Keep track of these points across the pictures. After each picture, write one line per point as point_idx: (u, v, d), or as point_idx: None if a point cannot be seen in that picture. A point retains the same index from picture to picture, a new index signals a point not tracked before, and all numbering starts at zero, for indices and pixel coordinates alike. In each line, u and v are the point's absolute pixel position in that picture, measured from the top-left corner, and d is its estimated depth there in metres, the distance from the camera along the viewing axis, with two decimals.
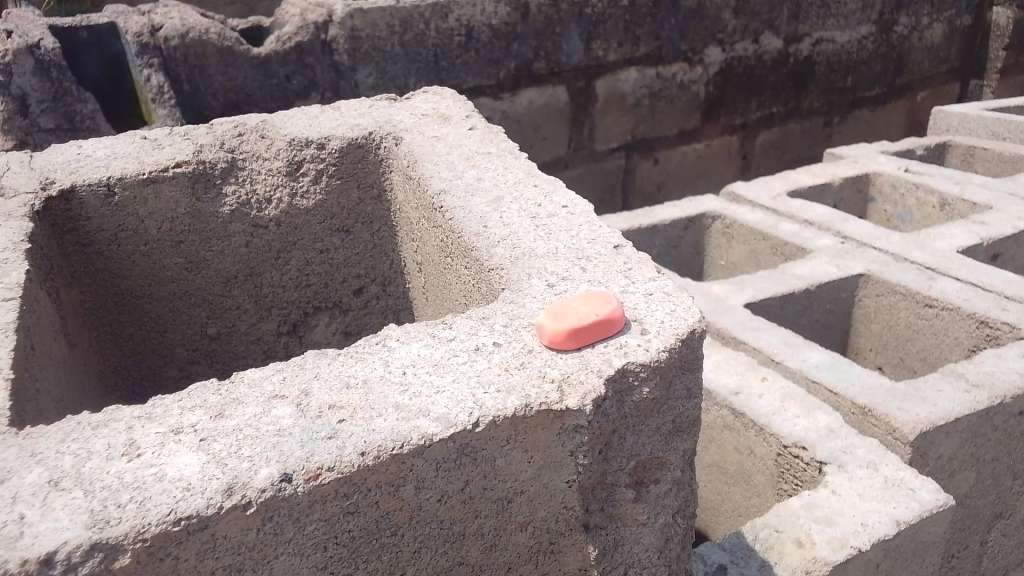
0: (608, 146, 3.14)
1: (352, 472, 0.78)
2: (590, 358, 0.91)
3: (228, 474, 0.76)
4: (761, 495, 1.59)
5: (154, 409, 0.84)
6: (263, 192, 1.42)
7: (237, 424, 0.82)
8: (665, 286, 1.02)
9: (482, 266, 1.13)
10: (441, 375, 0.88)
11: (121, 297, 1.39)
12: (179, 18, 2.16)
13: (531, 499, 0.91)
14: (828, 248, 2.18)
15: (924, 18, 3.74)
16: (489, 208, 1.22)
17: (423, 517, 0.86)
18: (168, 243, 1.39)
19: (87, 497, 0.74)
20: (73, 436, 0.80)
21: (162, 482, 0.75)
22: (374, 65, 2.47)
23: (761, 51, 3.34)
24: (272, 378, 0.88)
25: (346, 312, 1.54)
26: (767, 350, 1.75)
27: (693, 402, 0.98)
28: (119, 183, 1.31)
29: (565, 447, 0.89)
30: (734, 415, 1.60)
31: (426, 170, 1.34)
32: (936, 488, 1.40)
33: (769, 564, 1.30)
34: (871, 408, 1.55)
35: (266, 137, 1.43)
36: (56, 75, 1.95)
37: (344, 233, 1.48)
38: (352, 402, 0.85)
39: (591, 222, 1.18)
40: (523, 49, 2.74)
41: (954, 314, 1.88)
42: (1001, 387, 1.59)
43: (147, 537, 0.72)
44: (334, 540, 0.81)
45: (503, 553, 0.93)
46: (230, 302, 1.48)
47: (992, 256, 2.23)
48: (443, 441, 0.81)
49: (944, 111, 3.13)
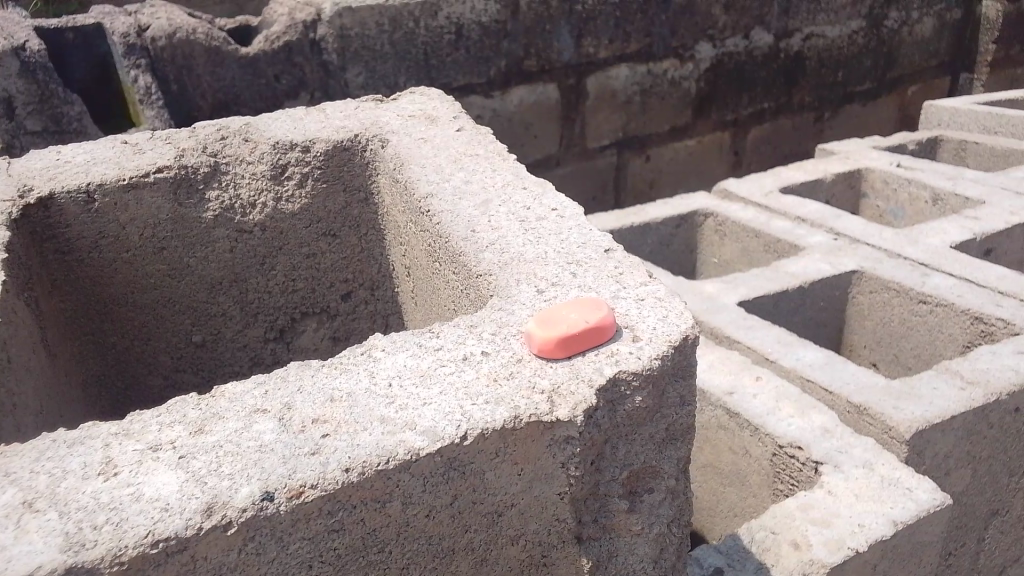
0: (600, 144, 3.12)
1: (336, 489, 0.76)
2: (580, 367, 0.89)
3: (208, 493, 0.74)
4: (756, 497, 1.57)
5: (132, 425, 0.81)
6: (247, 196, 1.39)
7: (217, 440, 0.79)
8: (657, 290, 1.00)
9: (470, 271, 1.10)
10: (428, 387, 0.86)
11: (102, 305, 1.36)
12: (166, 18, 2.13)
13: (522, 512, 0.89)
14: (821, 245, 2.16)
15: (914, 13, 3.73)
16: (477, 212, 1.20)
17: (412, 532, 0.83)
18: (150, 249, 1.36)
19: (62, 518, 0.71)
20: (48, 454, 0.78)
21: (140, 502, 0.73)
22: (363, 64, 2.45)
23: (752, 46, 3.33)
24: (254, 392, 0.86)
25: (334, 317, 1.52)
26: (761, 350, 1.73)
27: (686, 410, 0.96)
28: (99, 189, 1.28)
29: (556, 458, 0.87)
30: (728, 415, 1.58)
31: (412, 172, 1.32)
32: (933, 488, 1.38)
33: (766, 566, 1.28)
34: (866, 407, 1.54)
35: (249, 140, 1.40)
36: (42, 78, 1.92)
37: (331, 237, 1.46)
38: (336, 415, 0.82)
39: (581, 226, 1.15)
40: (513, 46, 2.72)
41: (949, 310, 1.86)
42: (997, 384, 1.58)
43: (124, 560, 0.69)
44: (320, 558, 0.79)
45: (495, 567, 0.91)
46: (215, 309, 1.45)
47: (986, 251, 2.22)
48: (430, 455, 0.79)
49: (935, 105, 3.11)
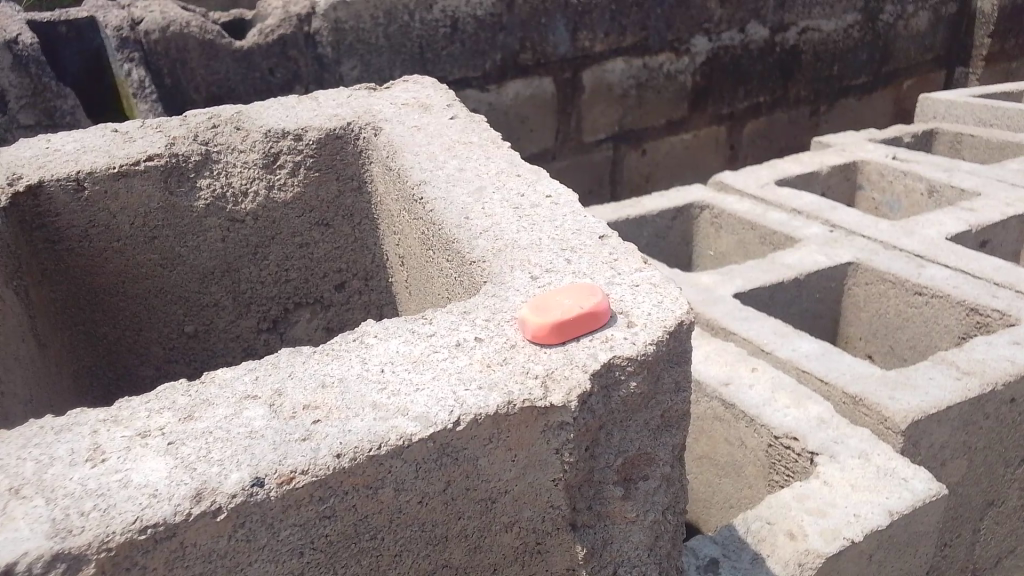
0: (596, 137, 3.11)
1: (327, 475, 0.75)
2: (575, 352, 0.88)
3: (197, 479, 0.73)
4: (753, 487, 1.56)
5: (120, 411, 0.80)
6: (239, 185, 1.38)
7: (207, 427, 0.78)
8: (653, 277, 0.99)
9: (464, 258, 1.10)
10: (421, 372, 0.85)
11: (93, 295, 1.36)
12: (159, 11, 2.11)
13: (516, 499, 0.88)
14: (817, 237, 2.16)
15: (910, 6, 3.73)
16: (470, 199, 1.19)
17: (405, 519, 0.83)
18: (141, 239, 1.35)
19: (49, 505, 0.70)
20: (35, 441, 0.77)
21: (128, 488, 0.72)
22: (359, 57, 2.43)
23: (748, 39, 3.31)
24: (244, 378, 0.85)
25: (327, 307, 1.51)
26: (757, 340, 1.72)
27: (681, 397, 0.96)
28: (88, 177, 1.26)
29: (549, 445, 0.86)
30: (724, 406, 1.57)
31: (406, 161, 1.30)
32: (929, 478, 1.38)
33: (761, 557, 1.28)
34: (862, 397, 1.53)
35: (241, 128, 1.39)
36: (35, 71, 1.90)
37: (323, 227, 1.45)
38: (327, 401, 0.81)
39: (575, 212, 1.14)
40: (509, 39, 2.70)
41: (944, 301, 1.86)
42: (993, 374, 1.57)
43: (111, 547, 0.68)
44: (311, 545, 0.78)
45: (489, 554, 0.90)
46: (207, 299, 1.44)
47: (981, 242, 2.21)
48: (422, 441, 0.78)
49: (931, 98, 3.11)
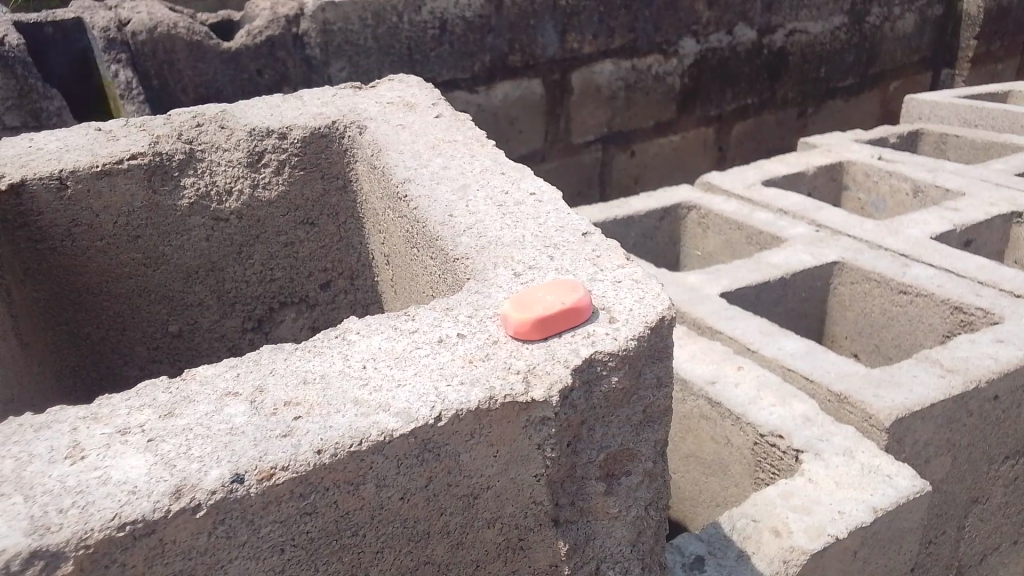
0: (585, 139, 3.12)
1: (308, 472, 0.75)
2: (557, 348, 0.88)
3: (177, 475, 0.72)
4: (739, 485, 1.57)
5: (101, 408, 0.80)
6: (223, 183, 1.37)
7: (187, 424, 0.78)
8: (634, 273, 1.00)
9: (448, 255, 1.10)
10: (402, 368, 0.85)
11: (76, 294, 1.35)
12: (146, 13, 2.10)
13: (499, 494, 0.88)
14: (803, 237, 2.17)
15: (896, 8, 3.75)
16: (455, 197, 1.19)
17: (386, 515, 0.83)
18: (125, 238, 1.34)
19: (27, 503, 0.70)
20: (14, 438, 0.76)
21: (107, 486, 0.71)
22: (347, 58, 2.43)
23: (736, 41, 3.33)
24: (225, 375, 0.85)
25: (312, 307, 1.51)
26: (742, 340, 1.73)
27: (664, 392, 0.96)
28: (71, 176, 1.25)
29: (532, 440, 0.87)
30: (710, 405, 1.58)
31: (390, 159, 1.30)
32: (913, 475, 1.39)
33: (746, 554, 1.28)
34: (847, 395, 1.54)
35: (226, 127, 1.39)
36: (22, 73, 1.89)
37: (309, 226, 1.45)
38: (309, 398, 0.81)
39: (559, 209, 1.15)
40: (497, 41, 2.71)
41: (928, 299, 1.87)
42: (976, 371, 1.58)
43: (89, 544, 0.68)
44: (292, 542, 0.78)
45: (471, 550, 0.90)
46: (192, 298, 1.43)
47: (966, 242, 2.22)
48: (403, 437, 0.78)
49: (917, 99, 3.13)
